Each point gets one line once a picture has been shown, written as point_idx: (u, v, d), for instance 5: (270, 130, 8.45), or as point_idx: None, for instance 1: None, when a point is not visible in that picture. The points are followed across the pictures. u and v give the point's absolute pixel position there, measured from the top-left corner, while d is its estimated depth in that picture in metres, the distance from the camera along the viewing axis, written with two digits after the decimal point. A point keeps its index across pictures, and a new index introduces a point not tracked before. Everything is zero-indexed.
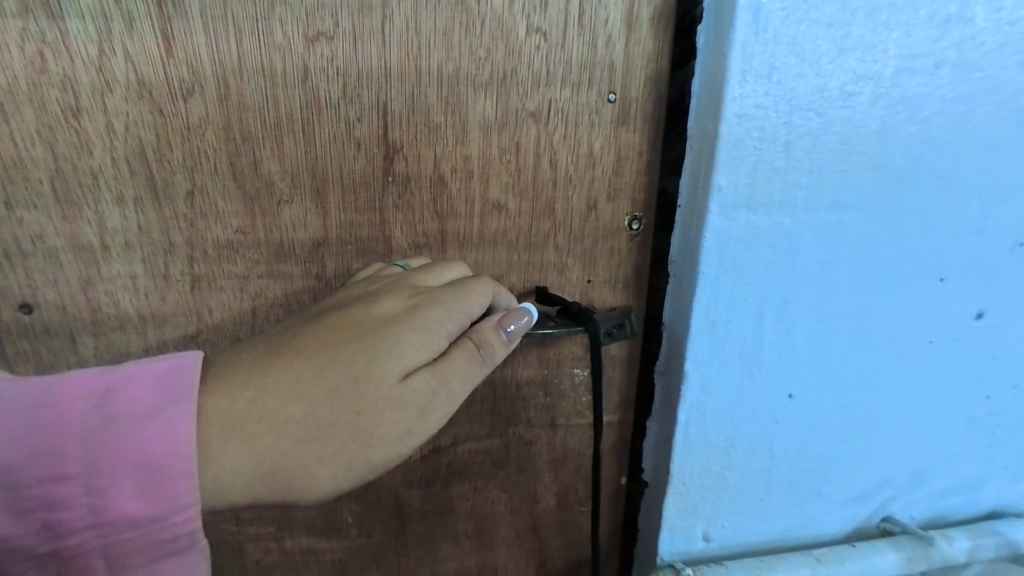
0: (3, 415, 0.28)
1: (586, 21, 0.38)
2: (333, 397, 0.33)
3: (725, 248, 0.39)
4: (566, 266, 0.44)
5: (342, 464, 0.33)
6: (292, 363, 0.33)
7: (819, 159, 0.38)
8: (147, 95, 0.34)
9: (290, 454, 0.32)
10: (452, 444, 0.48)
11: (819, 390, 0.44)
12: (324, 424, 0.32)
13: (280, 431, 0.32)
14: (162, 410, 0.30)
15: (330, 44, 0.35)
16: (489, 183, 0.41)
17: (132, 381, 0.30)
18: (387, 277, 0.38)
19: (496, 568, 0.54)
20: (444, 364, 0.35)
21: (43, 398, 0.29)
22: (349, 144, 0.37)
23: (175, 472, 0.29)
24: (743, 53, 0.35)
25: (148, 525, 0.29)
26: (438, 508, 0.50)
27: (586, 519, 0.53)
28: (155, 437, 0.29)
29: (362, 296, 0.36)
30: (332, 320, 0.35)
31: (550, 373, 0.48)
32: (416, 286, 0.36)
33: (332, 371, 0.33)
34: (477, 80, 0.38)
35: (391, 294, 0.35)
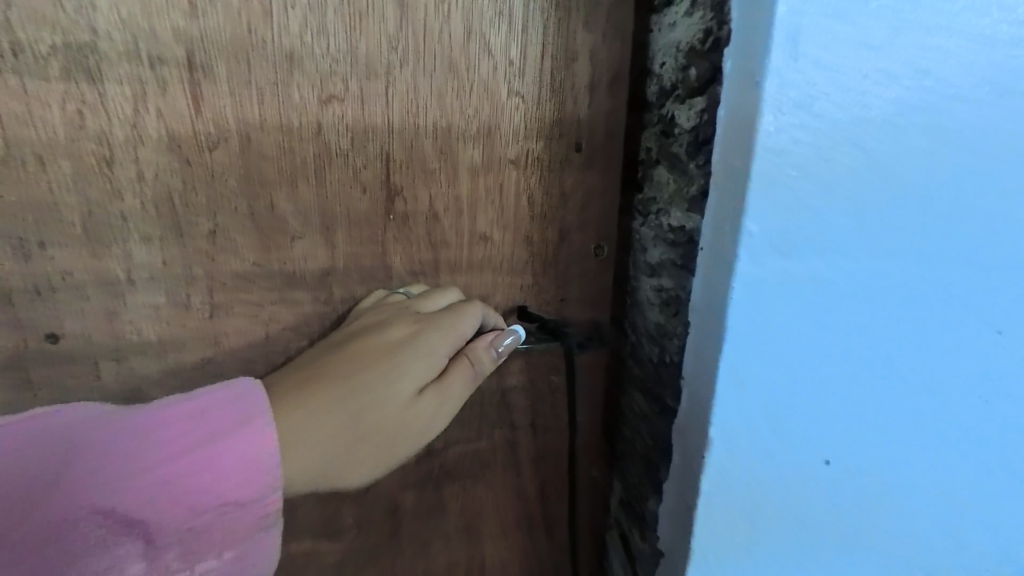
0: (120, 437, 0.33)
1: (557, 86, 0.46)
2: (363, 412, 0.39)
3: (753, 296, 0.37)
4: (543, 287, 0.51)
5: (373, 464, 0.39)
6: (321, 386, 0.38)
7: (859, 198, 0.35)
8: (176, 148, 0.38)
9: (331, 461, 0.38)
10: (444, 447, 0.54)
11: (857, 454, 0.41)
12: (357, 434, 0.38)
13: (323, 445, 0.37)
14: (248, 424, 0.35)
15: (341, 105, 0.41)
16: (476, 219, 0.47)
17: (218, 404, 0.36)
18: (392, 305, 0.43)
19: (483, 560, 0.60)
20: (445, 384, 0.42)
21: (148, 422, 0.34)
22: (355, 187, 0.43)
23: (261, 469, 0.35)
24: (777, 81, 0.33)
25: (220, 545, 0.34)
26: (432, 505, 0.56)
27: (563, 510, 0.60)
28: (240, 457, 0.34)
29: (373, 325, 0.41)
30: (349, 348, 0.40)
31: (531, 381, 0.54)
32: (418, 312, 0.42)
33: (359, 391, 0.39)
34: (467, 133, 0.45)
35: (397, 322, 0.41)
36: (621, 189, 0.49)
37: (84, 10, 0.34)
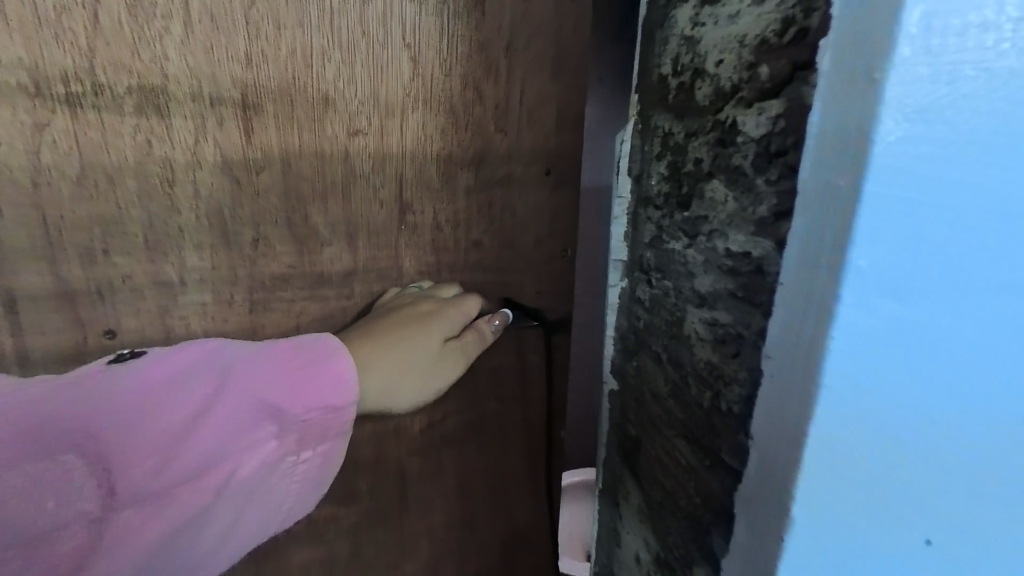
0: (251, 356, 0.47)
1: (533, 122, 0.58)
2: (408, 356, 0.53)
3: (858, 349, 0.29)
4: (524, 282, 0.63)
5: (414, 392, 0.55)
6: (375, 340, 0.51)
7: (1006, 227, 0.27)
8: (229, 171, 0.46)
9: (386, 387, 0.53)
10: (444, 418, 0.65)
11: (977, 550, 0.32)
12: (403, 370, 0.53)
13: (381, 377, 0.52)
14: (332, 356, 0.49)
15: (364, 137, 0.51)
16: (470, 228, 0.59)
17: (310, 343, 0.49)
18: (415, 292, 0.56)
19: (475, 515, 0.71)
20: (459, 346, 0.57)
21: (266, 349, 0.48)
22: (375, 202, 0.53)
23: (344, 385, 0.49)
24: (901, 77, 0.25)
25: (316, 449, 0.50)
26: (433, 469, 0.66)
27: (541, 469, 0.72)
28: (331, 375, 0.49)
29: (407, 301, 0.54)
30: (392, 315, 0.53)
31: (515, 360, 0.66)
32: (439, 295, 0.56)
33: (404, 342, 0.52)
34: (463, 160, 0.56)
35: (427, 300, 0.55)
36: (656, 204, 0.49)
37: (158, 59, 0.41)
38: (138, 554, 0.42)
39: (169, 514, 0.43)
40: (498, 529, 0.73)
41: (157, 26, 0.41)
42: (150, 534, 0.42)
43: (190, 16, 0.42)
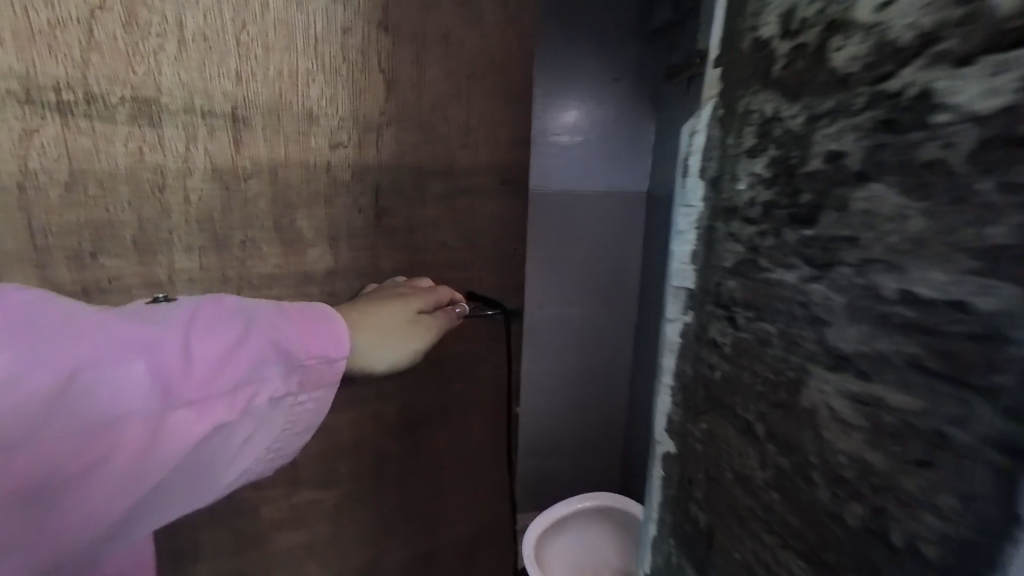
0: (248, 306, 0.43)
1: (491, 140, 0.68)
2: (390, 310, 0.55)
3: None
4: (485, 278, 0.73)
5: (390, 348, 0.55)
6: (365, 301, 0.56)
7: None
8: (219, 178, 0.49)
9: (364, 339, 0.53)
10: (417, 400, 0.72)
11: None
12: (382, 325, 0.55)
13: (362, 327, 0.53)
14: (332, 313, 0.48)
15: (345, 149, 0.57)
16: (438, 230, 0.67)
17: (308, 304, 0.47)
18: (399, 282, 0.63)
19: (442, 489, 0.78)
20: (437, 314, 0.60)
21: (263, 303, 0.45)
22: (354, 208, 0.59)
23: (340, 337, 0.47)
24: None
25: (316, 391, 0.47)
26: (407, 449, 0.73)
27: (501, 441, 0.82)
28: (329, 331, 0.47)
29: (392, 284, 0.61)
30: (380, 289, 0.59)
31: (476, 346, 0.75)
32: (420, 281, 0.63)
33: (388, 299, 0.56)
34: (432, 171, 0.64)
35: (410, 283, 0.62)
36: (748, 216, 0.34)
37: (152, 73, 0.44)
38: (106, 496, 0.34)
39: (152, 453, 0.36)
40: (464, 500, 0.81)
41: (152, 42, 0.44)
42: (120, 475, 0.35)
43: (185, 36, 0.45)
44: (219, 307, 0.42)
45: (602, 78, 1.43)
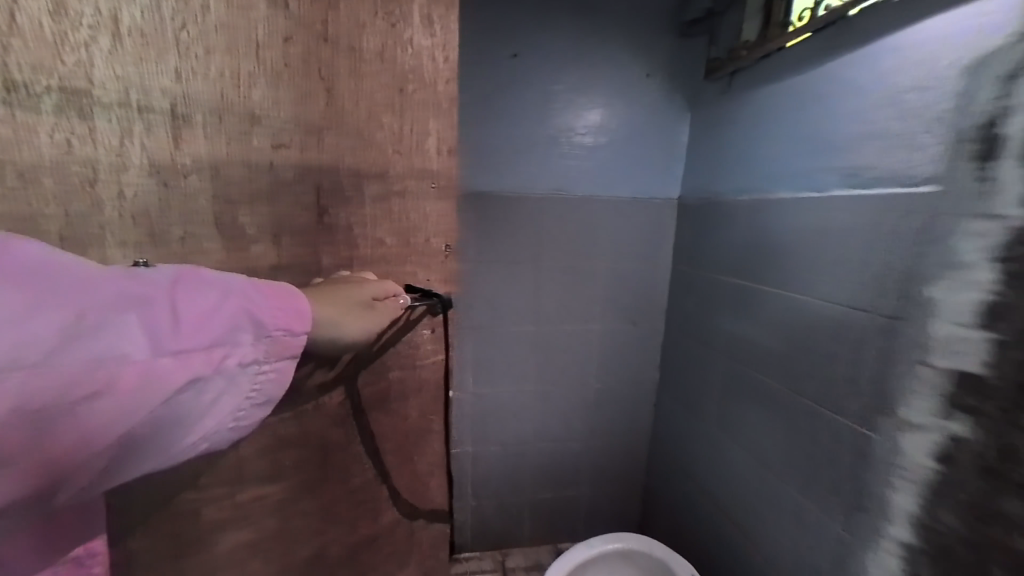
0: (224, 278, 0.47)
1: (422, 145, 0.73)
2: (345, 295, 0.61)
3: None
4: (420, 272, 0.77)
5: (350, 325, 0.61)
6: (322, 289, 0.61)
7: None
8: (156, 173, 0.49)
9: (325, 316, 0.58)
10: (358, 390, 0.75)
11: None
12: (340, 306, 0.60)
13: (323, 304, 0.58)
14: (295, 293, 0.52)
15: (287, 150, 0.59)
16: (376, 228, 0.71)
17: (274, 283, 0.52)
18: (347, 274, 0.68)
19: (384, 474, 0.82)
20: (386, 303, 0.67)
21: (235, 276, 0.48)
22: (295, 206, 0.62)
23: (302, 313, 0.51)
24: None
25: (277, 364, 0.51)
26: (349, 438, 0.76)
27: (436, 425, 0.86)
28: (292, 307, 0.51)
29: (343, 275, 0.66)
30: (332, 279, 0.64)
31: (412, 335, 0.79)
32: (368, 274, 0.70)
33: (344, 287, 0.62)
34: (370, 173, 0.69)
35: (360, 275, 0.68)
36: None
37: (83, 65, 0.44)
38: (92, 431, 0.37)
39: (135, 396, 0.39)
40: (405, 484, 0.85)
41: (84, 34, 0.43)
42: (106, 414, 0.38)
43: (119, 29, 0.45)
44: (199, 275, 0.45)
45: (635, 82, 1.69)
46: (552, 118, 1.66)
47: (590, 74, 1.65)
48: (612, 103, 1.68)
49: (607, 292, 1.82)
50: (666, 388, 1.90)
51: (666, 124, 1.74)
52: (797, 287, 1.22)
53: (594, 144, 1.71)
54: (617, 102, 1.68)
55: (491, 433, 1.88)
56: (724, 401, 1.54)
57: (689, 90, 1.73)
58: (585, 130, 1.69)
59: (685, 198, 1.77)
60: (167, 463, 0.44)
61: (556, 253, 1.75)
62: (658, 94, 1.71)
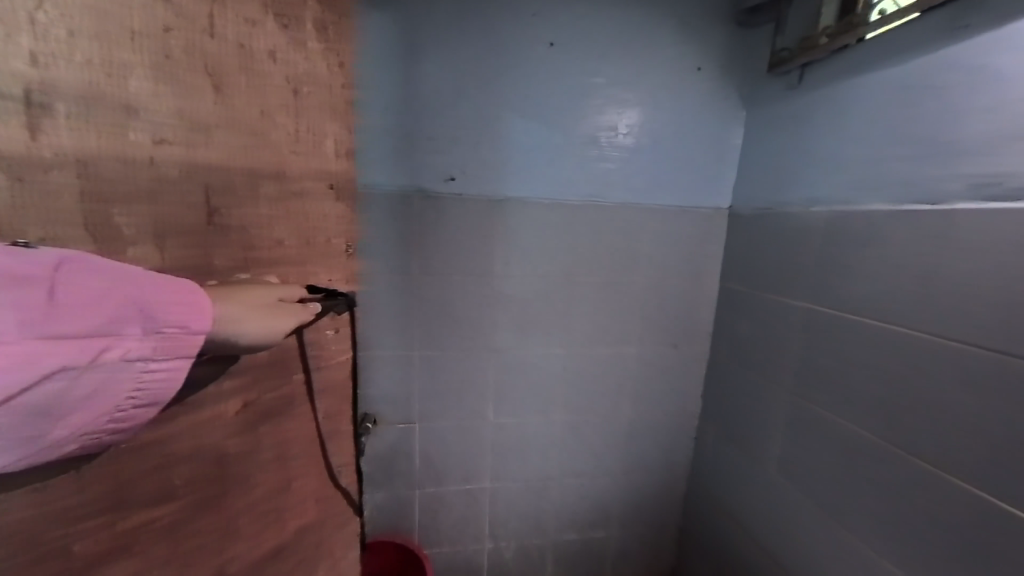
0: (118, 269, 0.49)
1: (318, 148, 0.74)
2: (258, 296, 0.65)
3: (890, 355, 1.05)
4: (320, 273, 0.79)
5: (267, 326, 0.63)
6: (229, 291, 0.63)
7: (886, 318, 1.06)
8: (6, 165, 0.46)
9: (242, 315, 0.60)
10: (259, 395, 0.74)
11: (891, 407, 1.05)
12: (256, 306, 0.63)
13: (237, 304, 0.61)
14: (195, 290, 0.54)
15: (171, 146, 0.58)
16: (274, 229, 0.71)
17: (171, 278, 0.53)
18: (250, 278, 0.68)
19: (289, 479, 0.81)
20: (300, 305, 0.71)
21: (129, 268, 0.50)
22: (182, 205, 0.60)
23: (202, 309, 0.53)
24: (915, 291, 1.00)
25: (169, 364, 0.51)
26: (250, 446, 0.73)
27: (340, 422, 0.90)
28: (191, 303, 0.53)
29: (248, 279, 0.68)
30: (236, 281, 0.66)
31: (314, 336, 0.81)
32: (274, 278, 0.72)
33: (251, 289, 0.66)
34: (265, 173, 0.68)
35: (265, 278, 0.70)
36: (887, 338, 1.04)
37: None
38: None
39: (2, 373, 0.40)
40: (311, 487, 0.86)
41: None
42: None
43: None
44: (90, 264, 0.48)
45: (676, 82, 1.55)
46: (586, 121, 1.52)
47: (631, 78, 1.52)
48: (648, 105, 1.55)
49: (670, 305, 1.70)
50: (726, 423, 1.65)
51: (706, 130, 1.61)
52: (843, 294, 1.18)
53: (633, 146, 1.57)
54: (653, 106, 1.55)
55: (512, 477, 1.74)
56: (793, 439, 1.34)
57: (745, 85, 1.58)
58: (621, 132, 1.55)
59: (736, 208, 1.63)
60: (27, 454, 0.44)
61: (614, 256, 1.63)
62: (698, 92, 1.57)
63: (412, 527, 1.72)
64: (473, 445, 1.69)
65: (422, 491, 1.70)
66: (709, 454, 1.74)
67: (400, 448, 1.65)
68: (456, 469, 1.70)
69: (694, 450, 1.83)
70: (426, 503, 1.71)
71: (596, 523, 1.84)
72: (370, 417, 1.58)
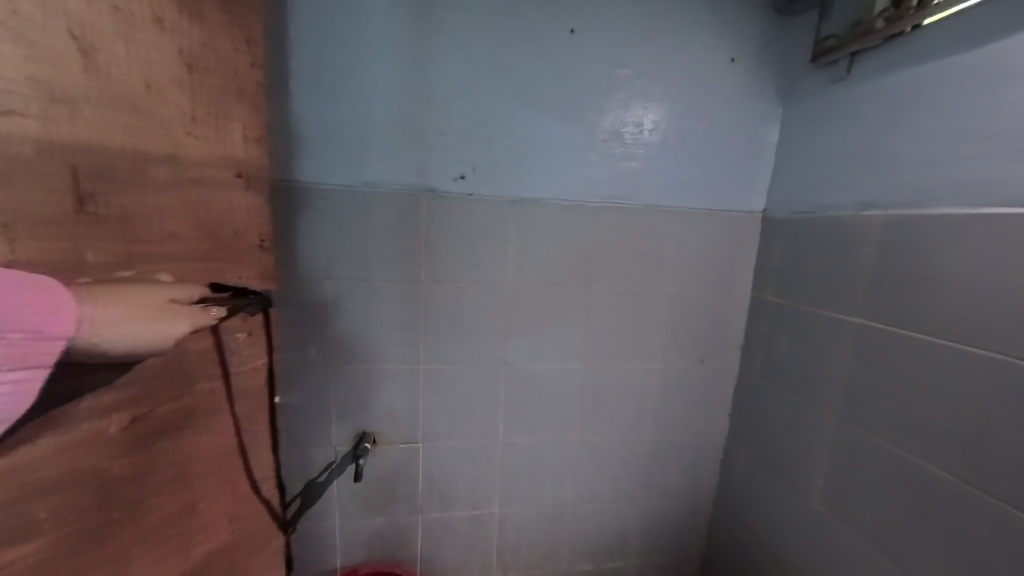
0: None
1: (222, 132, 0.68)
2: (145, 296, 0.57)
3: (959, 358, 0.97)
4: (227, 270, 0.73)
5: (157, 331, 0.56)
6: (109, 288, 0.55)
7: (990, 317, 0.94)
8: None
9: (122, 318, 0.53)
10: (150, 410, 0.65)
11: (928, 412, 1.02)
12: (143, 308, 0.56)
13: (116, 305, 0.53)
14: (59, 289, 0.48)
15: (21, 118, 0.48)
16: (167, 220, 0.63)
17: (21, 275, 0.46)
18: (132, 275, 0.60)
19: (195, 501, 0.72)
20: (203, 307, 0.64)
21: None
22: (38, 189, 0.50)
23: (71, 309, 0.48)
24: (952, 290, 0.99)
25: (9, 375, 0.43)
26: (140, 469, 0.64)
27: (256, 429, 0.85)
28: (54, 302, 0.47)
29: (136, 278, 0.59)
30: (120, 278, 0.58)
31: (220, 339, 0.75)
32: (167, 276, 0.63)
33: (137, 288, 0.58)
34: (153, 156, 0.60)
35: (157, 274, 0.62)
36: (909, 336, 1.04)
37: None
38: None
39: None
40: (223, 507, 0.78)
41: None
42: None
43: None
44: None
45: (712, 77, 1.51)
46: (609, 114, 1.48)
47: (658, 72, 1.48)
48: (675, 101, 1.51)
49: (686, 314, 1.65)
50: (760, 437, 1.58)
51: (737, 129, 1.55)
52: (888, 303, 1.13)
53: (659, 144, 1.53)
54: (680, 103, 1.51)
55: (523, 492, 1.71)
56: (839, 470, 1.25)
57: (782, 78, 1.53)
58: (647, 129, 1.52)
59: (771, 212, 1.58)
60: None
61: (631, 260, 1.58)
62: (734, 87, 1.52)
63: (414, 558, 1.69)
64: (482, 467, 1.66)
65: (424, 516, 1.66)
66: (738, 470, 1.68)
67: (402, 469, 1.61)
68: (466, 486, 1.66)
69: (722, 470, 1.77)
70: (430, 527, 1.67)
71: (611, 540, 1.80)
72: (369, 437, 1.55)
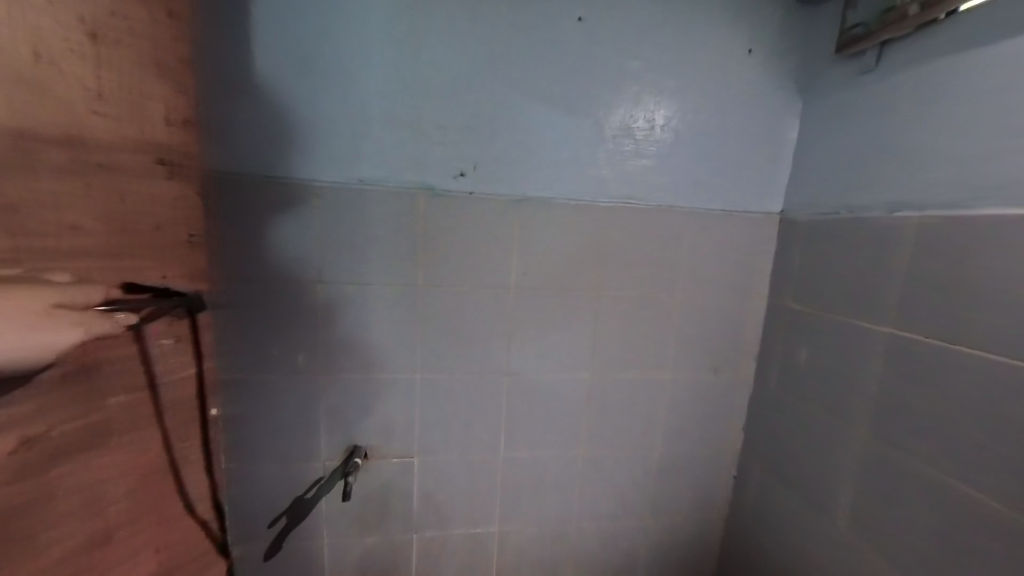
0: None
1: (136, 115, 0.65)
2: (30, 304, 0.55)
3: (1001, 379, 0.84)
4: (146, 267, 0.70)
5: (40, 342, 0.55)
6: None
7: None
8: None
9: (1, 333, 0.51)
10: (49, 428, 0.59)
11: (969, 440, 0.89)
12: (27, 320, 0.54)
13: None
14: None
15: None
16: (70, 210, 0.60)
17: None
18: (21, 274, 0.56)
19: (108, 521, 0.67)
20: (98, 313, 0.63)
21: None
22: None
23: None
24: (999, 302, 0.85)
25: None
26: (38, 493, 0.58)
27: (188, 433, 0.82)
28: None
29: (24, 277, 0.56)
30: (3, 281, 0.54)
31: (138, 342, 0.71)
32: (63, 276, 0.61)
33: (25, 293, 0.55)
34: (49, 138, 0.57)
35: (54, 272, 0.60)
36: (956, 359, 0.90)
37: None
38: None
39: None
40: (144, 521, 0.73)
41: None
42: None
43: None
44: None
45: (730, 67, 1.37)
46: (618, 110, 1.37)
47: (673, 63, 1.36)
48: (688, 94, 1.38)
49: (698, 324, 1.51)
50: (775, 461, 1.42)
51: (753, 124, 1.41)
52: (928, 317, 0.98)
53: (671, 142, 1.41)
54: (693, 97, 1.38)
55: (524, 510, 1.58)
56: (865, 504, 1.10)
57: (802, 70, 1.39)
58: (658, 125, 1.39)
59: (791, 212, 1.42)
60: None
61: (636, 256, 1.45)
62: (750, 80, 1.38)
63: None
64: (480, 485, 1.54)
65: (419, 535, 1.54)
66: (752, 495, 1.52)
67: (394, 487, 1.49)
68: (462, 504, 1.54)
69: (734, 493, 1.62)
70: (425, 549, 1.55)
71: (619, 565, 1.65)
72: (359, 451, 1.43)
